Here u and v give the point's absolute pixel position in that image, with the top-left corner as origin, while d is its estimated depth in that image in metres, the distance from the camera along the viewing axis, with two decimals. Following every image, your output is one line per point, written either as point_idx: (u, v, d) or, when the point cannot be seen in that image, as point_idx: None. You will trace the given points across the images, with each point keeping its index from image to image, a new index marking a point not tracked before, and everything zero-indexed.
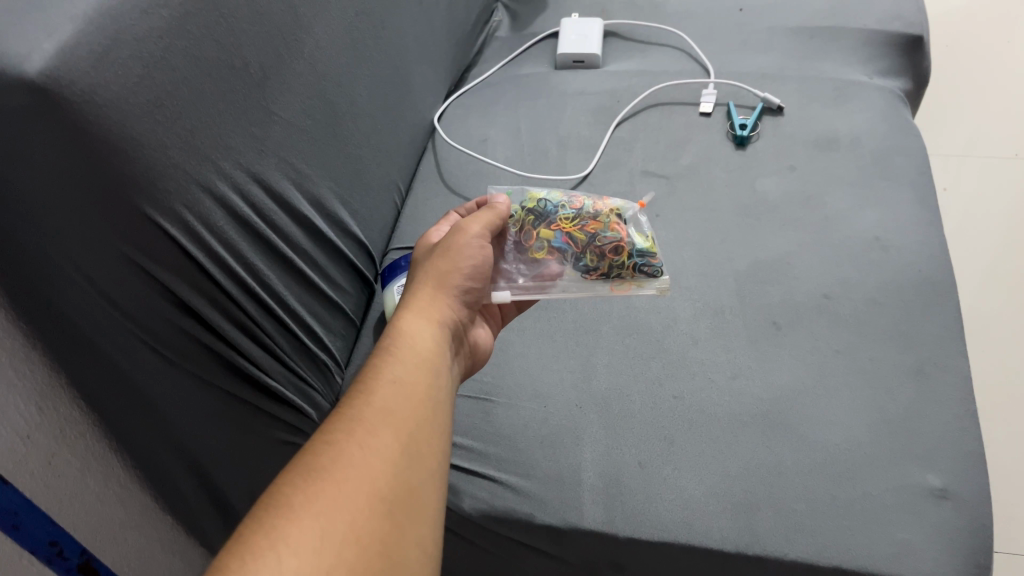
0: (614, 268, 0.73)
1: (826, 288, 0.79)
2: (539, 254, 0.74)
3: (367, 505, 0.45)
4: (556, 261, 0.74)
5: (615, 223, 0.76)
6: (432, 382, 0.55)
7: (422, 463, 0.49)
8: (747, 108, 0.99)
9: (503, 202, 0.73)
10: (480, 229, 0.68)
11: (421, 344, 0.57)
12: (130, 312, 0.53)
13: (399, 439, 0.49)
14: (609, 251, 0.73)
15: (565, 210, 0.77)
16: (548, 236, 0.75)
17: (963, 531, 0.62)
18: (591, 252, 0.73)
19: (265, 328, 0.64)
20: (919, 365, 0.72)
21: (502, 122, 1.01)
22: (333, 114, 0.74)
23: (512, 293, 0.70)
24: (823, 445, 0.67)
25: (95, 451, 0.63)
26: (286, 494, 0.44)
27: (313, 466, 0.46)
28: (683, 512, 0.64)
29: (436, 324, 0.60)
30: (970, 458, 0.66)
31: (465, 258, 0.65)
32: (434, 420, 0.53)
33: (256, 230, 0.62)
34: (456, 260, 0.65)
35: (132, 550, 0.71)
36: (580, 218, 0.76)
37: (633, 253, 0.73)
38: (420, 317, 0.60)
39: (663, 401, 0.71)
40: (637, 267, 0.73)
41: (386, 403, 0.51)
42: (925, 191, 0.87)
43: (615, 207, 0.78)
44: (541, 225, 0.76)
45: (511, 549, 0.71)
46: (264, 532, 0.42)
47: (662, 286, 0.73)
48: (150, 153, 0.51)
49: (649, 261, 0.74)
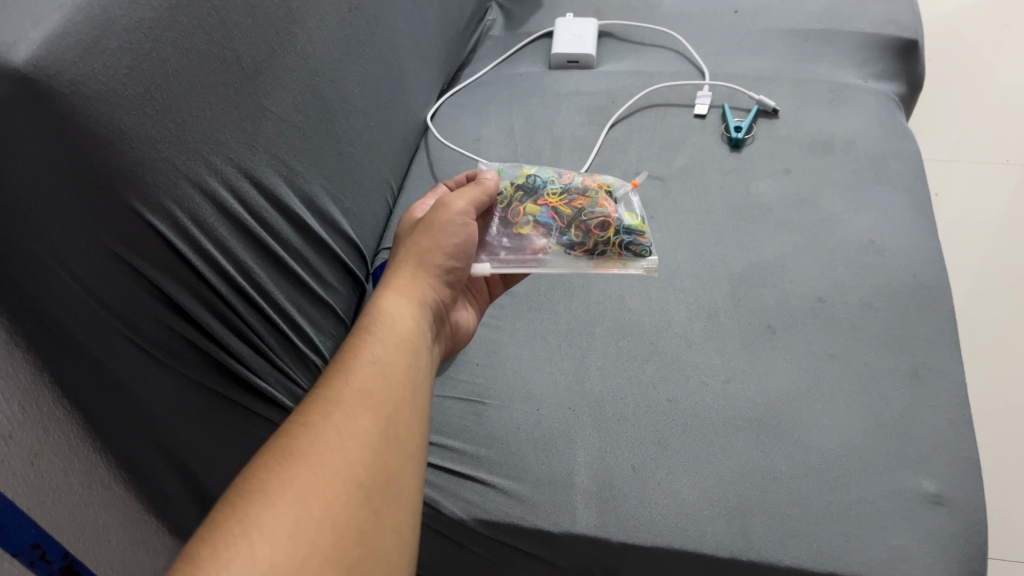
0: (600, 245, 0.72)
1: (821, 291, 0.78)
2: (525, 231, 0.73)
3: (343, 490, 0.44)
4: (540, 236, 0.73)
5: (604, 199, 0.76)
6: (411, 363, 0.54)
7: (399, 447, 0.48)
8: (742, 110, 0.99)
9: (491, 176, 0.72)
10: (464, 206, 0.66)
11: (401, 322, 0.56)
12: (116, 307, 0.52)
13: (376, 421, 0.48)
14: (593, 226, 0.73)
15: (555, 186, 0.78)
16: (535, 212, 0.75)
17: (956, 537, 0.62)
18: (575, 228, 0.73)
19: (254, 327, 0.62)
20: (914, 370, 0.71)
21: (495, 121, 1.01)
22: (325, 110, 0.73)
23: (492, 266, 0.69)
24: (817, 450, 0.66)
25: (80, 452, 0.62)
26: (262, 478, 0.43)
27: (289, 450, 0.45)
28: (677, 516, 0.64)
29: (417, 304, 0.59)
30: (964, 463, 0.66)
31: (448, 236, 0.64)
32: (411, 401, 0.51)
33: (246, 227, 0.61)
34: (439, 238, 0.64)
35: (116, 551, 0.69)
36: (569, 192, 0.77)
37: (620, 229, 0.73)
38: (400, 296, 0.59)
39: (656, 404, 0.71)
40: (624, 245, 0.72)
41: (364, 383, 0.50)
42: (920, 196, 0.87)
43: (604, 184, 0.78)
44: (529, 204, 0.75)
45: (504, 554, 0.70)
46: (236, 518, 0.41)
47: (650, 265, 0.72)
48: (138, 147, 0.50)
49: (637, 240, 0.73)
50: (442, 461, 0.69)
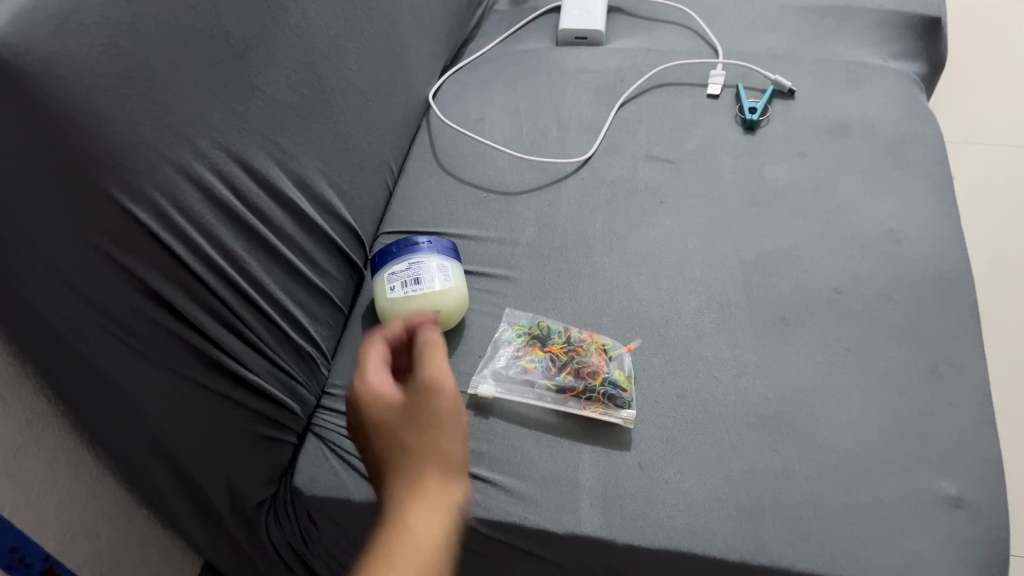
0: (586, 391, 0.68)
1: (837, 282, 0.75)
2: (531, 364, 0.71)
3: None
4: (533, 373, 0.70)
5: (599, 349, 0.71)
6: None
7: None
8: (757, 90, 0.95)
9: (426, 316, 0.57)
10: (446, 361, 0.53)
11: (425, 546, 0.44)
12: (97, 301, 0.50)
13: None
14: (586, 373, 0.69)
15: (556, 326, 0.73)
16: (539, 354, 0.72)
17: (979, 542, 0.59)
18: (571, 372, 0.70)
19: (244, 318, 0.59)
20: (934, 366, 0.68)
21: (500, 100, 0.97)
22: (321, 88, 0.70)
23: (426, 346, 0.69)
24: (831, 449, 0.64)
25: (65, 446, 0.60)
26: None
27: None
28: (686, 518, 0.61)
29: (443, 509, 0.47)
30: (985, 464, 0.63)
31: (448, 405, 0.51)
32: None
33: (235, 214, 0.58)
34: (443, 411, 0.51)
35: (106, 546, 0.67)
36: (570, 338, 0.73)
37: (607, 379, 0.68)
38: (421, 504, 0.46)
39: (665, 400, 0.68)
40: (607, 396, 0.67)
41: None
42: (941, 182, 0.83)
43: (603, 340, 0.72)
44: (536, 342, 0.73)
45: (503, 555, 0.65)
46: None
47: (628, 417, 0.66)
48: (116, 130, 0.48)
49: (620, 393, 0.68)
50: None
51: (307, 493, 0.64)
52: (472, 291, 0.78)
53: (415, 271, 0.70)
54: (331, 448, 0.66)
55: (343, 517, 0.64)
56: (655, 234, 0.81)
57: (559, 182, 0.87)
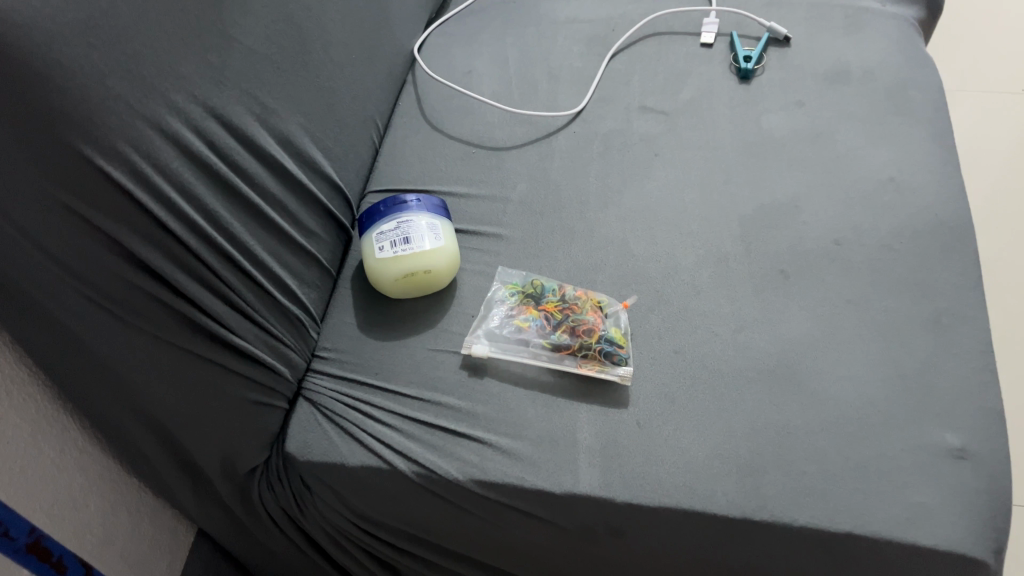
0: (582, 349, 0.67)
1: (837, 233, 0.74)
2: (525, 324, 0.69)
3: None
4: (529, 334, 0.68)
5: (594, 307, 0.70)
6: None
7: None
8: (752, 38, 0.92)
9: None
10: None
11: None
12: (69, 264, 0.50)
13: None
14: (582, 331, 0.68)
15: (550, 285, 0.71)
16: (533, 313, 0.70)
17: (983, 493, 0.58)
18: (566, 331, 0.68)
19: (229, 282, 0.57)
20: (936, 316, 0.67)
21: (488, 53, 0.94)
22: (301, 39, 0.68)
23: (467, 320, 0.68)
24: (833, 402, 0.63)
25: (48, 414, 0.58)
26: None
27: None
28: (686, 474, 0.59)
29: None
30: (988, 415, 0.62)
31: None
32: None
33: (215, 172, 0.57)
34: None
35: (95, 515, 0.65)
36: (565, 296, 0.71)
37: (603, 337, 0.67)
38: None
39: (662, 356, 0.67)
40: (603, 353, 0.66)
41: None
42: (942, 130, 0.82)
43: (598, 297, 0.70)
44: (530, 301, 0.71)
45: (500, 518, 0.63)
46: None
47: (625, 374, 0.65)
48: (83, 82, 0.48)
49: (617, 349, 0.66)
50: (436, 418, 0.64)
51: (300, 458, 0.62)
52: (463, 250, 0.75)
53: (405, 231, 0.68)
54: (322, 412, 0.64)
55: (338, 480, 0.63)
56: (650, 187, 0.79)
57: (551, 136, 0.85)
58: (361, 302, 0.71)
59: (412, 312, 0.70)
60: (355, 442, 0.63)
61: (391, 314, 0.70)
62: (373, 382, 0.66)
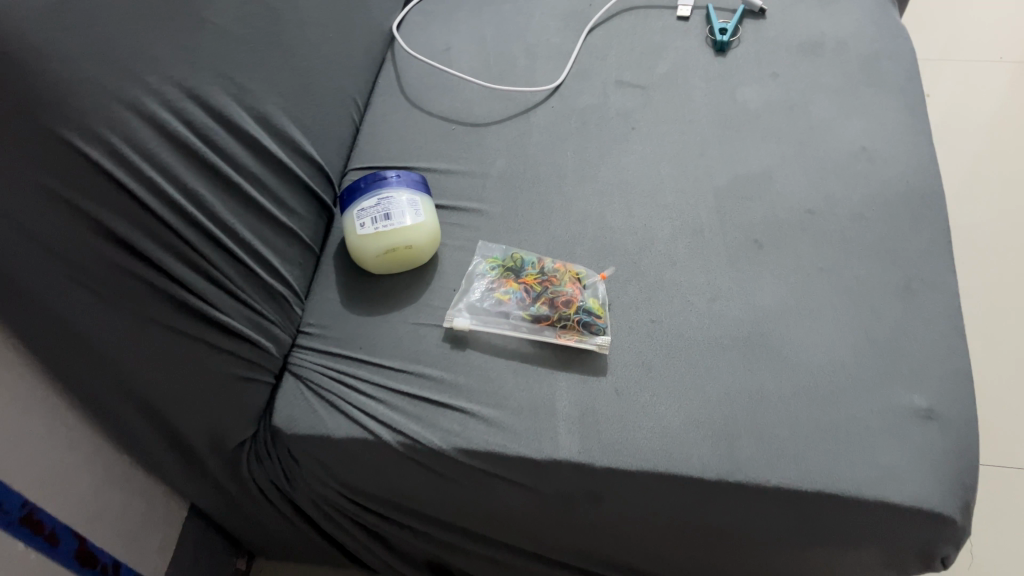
0: (561, 320, 0.68)
1: (810, 203, 0.75)
2: (505, 296, 0.70)
3: None
4: (510, 307, 0.70)
5: (572, 279, 0.71)
6: None
7: None
8: (728, 10, 0.93)
9: None
10: None
11: None
12: (53, 247, 0.51)
13: None
14: (561, 302, 0.69)
15: (530, 257, 0.73)
16: (513, 286, 0.71)
17: (948, 453, 0.60)
18: (546, 303, 0.69)
19: (210, 259, 0.59)
20: (906, 283, 0.69)
21: (466, 29, 0.94)
22: (274, 20, 0.69)
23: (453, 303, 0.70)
24: (804, 366, 0.65)
25: (37, 396, 0.59)
26: None
27: None
28: (662, 440, 0.61)
29: None
30: (954, 376, 0.64)
31: None
32: None
33: (194, 152, 0.58)
34: None
35: (87, 492, 0.66)
36: (544, 269, 0.72)
37: (581, 307, 0.68)
38: None
39: (639, 326, 0.68)
40: (582, 323, 0.67)
41: None
42: (914, 100, 0.83)
43: (576, 270, 0.72)
44: (510, 274, 0.72)
45: (484, 485, 0.65)
46: None
47: (603, 343, 0.66)
48: (55, 66, 0.49)
49: (595, 320, 0.68)
50: (419, 391, 0.65)
51: (287, 432, 0.64)
52: (444, 225, 0.76)
53: (386, 207, 0.69)
54: (307, 386, 0.66)
55: (325, 451, 0.65)
56: (627, 160, 0.80)
57: (529, 112, 0.85)
58: (343, 278, 0.72)
59: (393, 288, 0.71)
60: (340, 414, 0.64)
61: (373, 289, 0.71)
62: (358, 356, 0.67)
